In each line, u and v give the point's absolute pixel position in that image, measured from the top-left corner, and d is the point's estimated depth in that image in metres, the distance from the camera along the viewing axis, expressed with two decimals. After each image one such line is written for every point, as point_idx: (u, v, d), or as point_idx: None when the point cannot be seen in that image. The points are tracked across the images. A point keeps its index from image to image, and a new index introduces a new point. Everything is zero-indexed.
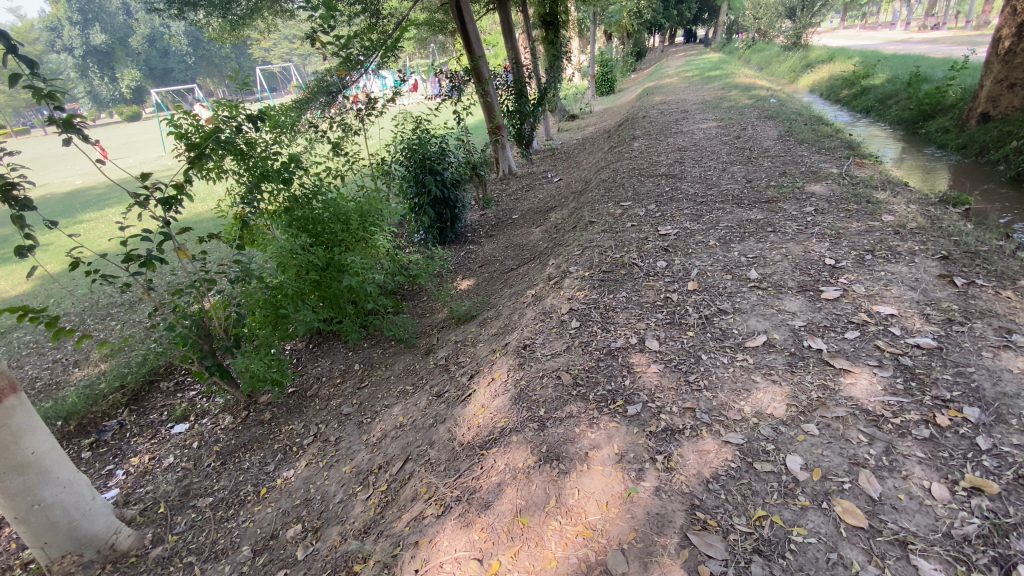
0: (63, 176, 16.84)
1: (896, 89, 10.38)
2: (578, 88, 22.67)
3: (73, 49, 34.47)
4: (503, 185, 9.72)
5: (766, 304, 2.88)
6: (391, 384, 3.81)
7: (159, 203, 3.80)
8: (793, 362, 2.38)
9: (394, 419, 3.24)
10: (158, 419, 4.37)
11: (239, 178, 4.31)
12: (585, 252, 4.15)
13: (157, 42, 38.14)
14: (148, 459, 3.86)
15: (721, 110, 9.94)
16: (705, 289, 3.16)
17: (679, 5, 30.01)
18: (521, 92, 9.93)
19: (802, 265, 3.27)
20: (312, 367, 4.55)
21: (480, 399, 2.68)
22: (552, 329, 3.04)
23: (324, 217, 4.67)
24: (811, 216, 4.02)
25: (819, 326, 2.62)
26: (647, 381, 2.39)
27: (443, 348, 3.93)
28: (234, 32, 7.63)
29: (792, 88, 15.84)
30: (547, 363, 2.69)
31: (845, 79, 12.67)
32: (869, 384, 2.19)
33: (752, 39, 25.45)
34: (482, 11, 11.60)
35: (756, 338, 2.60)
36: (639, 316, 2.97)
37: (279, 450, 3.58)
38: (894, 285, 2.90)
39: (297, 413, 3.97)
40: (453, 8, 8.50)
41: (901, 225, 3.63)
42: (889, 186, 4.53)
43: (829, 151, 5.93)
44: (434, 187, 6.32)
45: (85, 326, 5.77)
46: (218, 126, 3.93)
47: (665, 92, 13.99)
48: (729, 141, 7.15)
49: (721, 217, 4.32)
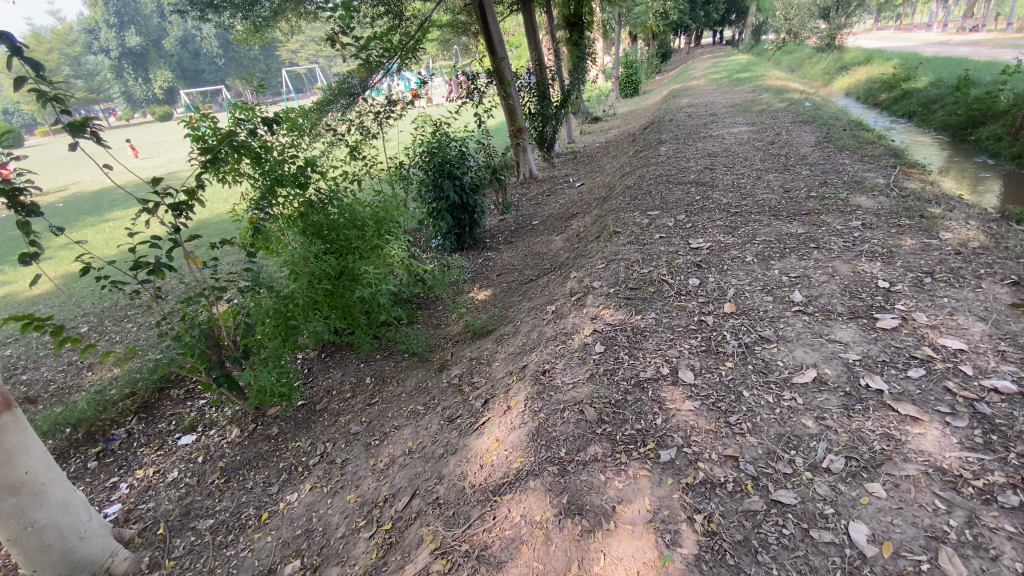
0: (94, 175, 17.31)
1: (941, 93, 9.85)
2: (601, 91, 22.40)
3: (109, 50, 35.80)
4: (524, 189, 9.49)
5: (814, 333, 2.60)
6: (402, 403, 3.61)
7: (169, 209, 3.66)
8: (849, 404, 2.10)
9: (403, 443, 3.04)
10: (165, 429, 4.26)
11: (253, 183, 4.18)
12: (610, 265, 3.90)
13: (190, 44, 39.19)
14: (152, 472, 3.74)
15: (753, 114, 9.54)
16: (744, 313, 2.89)
17: (708, 6, 29.41)
18: (544, 94, 9.70)
19: (853, 287, 2.97)
20: (323, 378, 4.39)
21: (494, 431, 2.46)
22: (574, 353, 2.81)
23: (339, 224, 4.52)
24: (858, 232, 3.70)
25: (877, 361, 2.33)
26: (681, 421, 2.14)
27: (458, 366, 3.71)
28: (258, 34, 7.58)
29: (827, 91, 15.27)
30: (567, 394, 2.46)
31: (884, 82, 12.12)
32: (942, 436, 1.90)
33: (782, 40, 24.71)
34: (505, 13, 11.43)
35: (805, 373, 2.32)
36: (671, 342, 2.72)
37: (284, 470, 3.41)
38: (960, 315, 2.59)
39: (304, 429, 3.80)
40: (476, 10, 8.33)
41: (962, 245, 3.29)
42: (944, 199, 4.16)
43: (873, 159, 5.55)
44: (452, 193, 6.14)
45: (102, 330, 5.76)
46: (233, 129, 3.80)
47: (692, 95, 13.60)
48: (763, 147, 6.81)
49: (757, 230, 4.03)
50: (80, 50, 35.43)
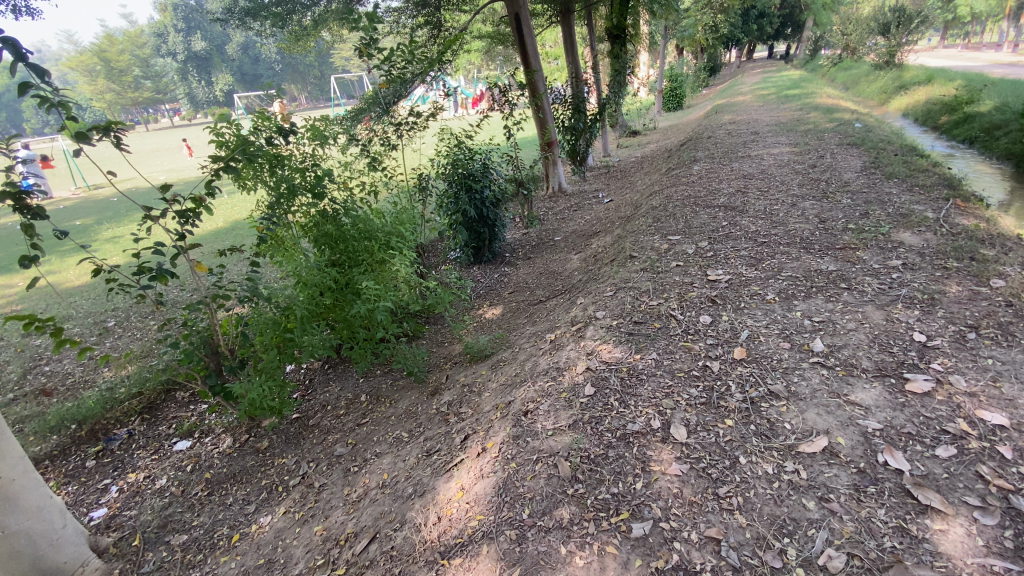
0: (150, 171, 18.24)
1: (1007, 118, 9.09)
2: (643, 104, 22.03)
3: (176, 54, 37.96)
4: (552, 203, 9.28)
5: (831, 392, 2.30)
6: (389, 426, 3.46)
7: (175, 215, 3.65)
8: (860, 485, 1.81)
9: (379, 474, 2.89)
10: (164, 432, 4.28)
11: (267, 192, 4.16)
12: (618, 294, 3.67)
13: (250, 50, 41.08)
14: (143, 477, 3.73)
15: (797, 134, 9.05)
16: (754, 360, 2.61)
17: (760, 20, 28.51)
18: (579, 108, 9.43)
19: (882, 339, 2.64)
20: (321, 392, 4.30)
21: (462, 477, 2.27)
22: (562, 394, 2.59)
23: (350, 235, 4.43)
24: (896, 272, 3.34)
25: (900, 433, 2.01)
26: (663, 488, 1.90)
27: (450, 391, 3.54)
28: (300, 42, 7.77)
29: (883, 112, 14.44)
30: (545, 442, 2.25)
31: (945, 104, 11.32)
32: (967, 537, 1.58)
33: (838, 57, 23.66)
34: (545, 24, 11.27)
35: (814, 440, 2.03)
36: (668, 389, 2.47)
37: (265, 488, 3.34)
38: (1006, 381, 2.23)
39: (292, 445, 3.72)
40: (512, 22, 8.22)
41: (1016, 294, 2.89)
42: (1001, 239, 3.71)
43: (924, 190, 5.08)
44: (471, 207, 6.01)
45: (127, 326, 5.94)
46: (248, 138, 3.78)
47: (735, 111, 13.09)
48: (803, 170, 6.40)
49: (783, 264, 3.71)
50: (151, 53, 37.80)
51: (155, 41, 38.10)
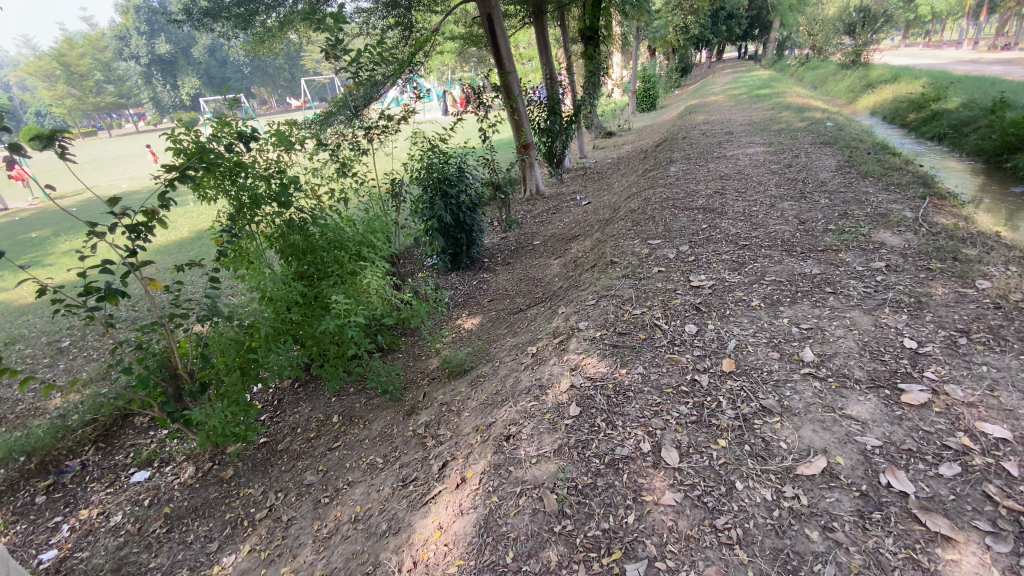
0: (112, 179, 17.51)
1: (974, 115, 9.32)
2: (618, 105, 22.10)
3: (139, 57, 36.69)
4: (530, 206, 9.13)
5: (826, 406, 2.20)
6: (363, 450, 3.26)
7: (125, 230, 3.37)
8: (864, 511, 1.70)
9: (352, 506, 2.69)
10: (122, 462, 3.98)
11: (228, 203, 3.89)
12: (600, 302, 3.54)
13: (217, 53, 39.98)
14: (97, 513, 3.44)
15: (771, 133, 9.12)
16: (744, 372, 2.50)
17: (729, 21, 28.94)
18: (554, 109, 9.32)
19: (873, 347, 2.56)
20: (290, 413, 4.06)
21: (440, 512, 2.10)
22: (545, 415, 2.44)
23: (318, 246, 4.18)
24: (881, 275, 3.29)
25: (901, 450, 1.91)
26: (656, 522, 1.76)
27: (427, 411, 3.35)
28: (265, 44, 7.47)
29: (852, 110, 14.76)
30: (529, 471, 2.09)
31: (912, 102, 11.58)
32: (982, 567, 1.48)
33: (806, 56, 24.15)
34: (518, 25, 11.12)
35: (812, 461, 1.92)
36: (657, 407, 2.33)
37: (229, 523, 3.11)
38: (1003, 390, 2.16)
39: (260, 473, 3.48)
40: (485, 22, 8.04)
41: (1003, 296, 2.85)
42: (980, 237, 3.70)
43: (900, 188, 5.10)
44: (447, 213, 5.82)
45: (83, 346, 5.58)
46: (206, 146, 3.51)
47: (708, 111, 13.20)
48: (779, 170, 6.40)
49: (767, 268, 3.64)
50: (112, 56, 36.48)
51: (116, 44, 36.80)
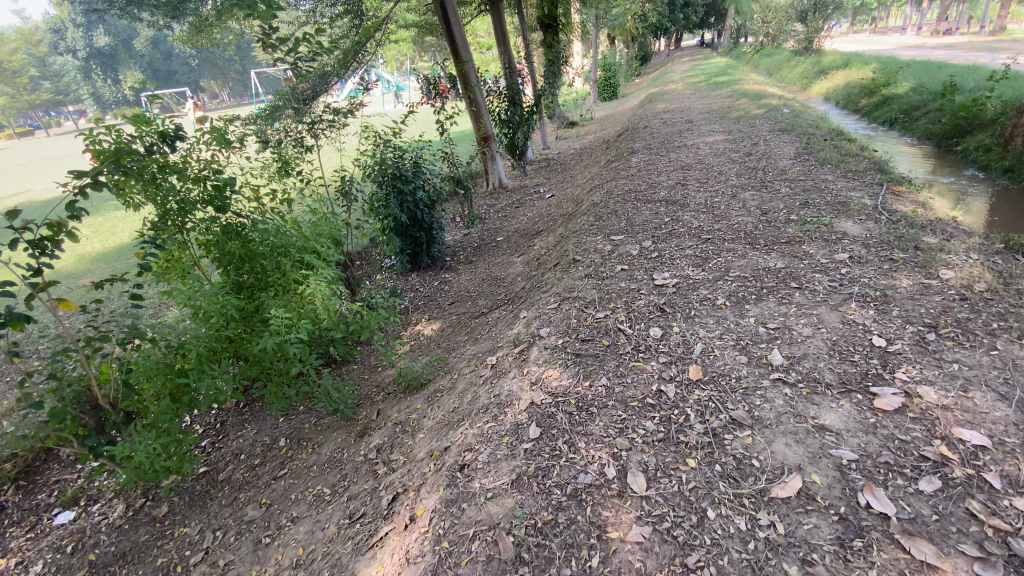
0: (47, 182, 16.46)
1: (924, 100, 9.56)
2: (579, 94, 21.96)
3: (76, 51, 34.59)
4: (493, 200, 8.87)
5: (797, 416, 2.06)
6: (311, 478, 2.99)
7: (29, 246, 2.91)
8: (844, 538, 1.56)
9: (294, 548, 2.44)
10: (44, 502, 3.57)
11: (154, 209, 3.46)
12: (562, 306, 3.34)
13: (160, 45, 37.86)
14: (14, 563, 3.01)
15: (731, 121, 9.11)
16: (711, 380, 2.35)
17: (686, 8, 29.13)
18: (514, 99, 9.04)
19: (842, 346, 2.45)
20: (233, 437, 3.74)
21: (387, 559, 1.88)
22: (503, 439, 2.23)
23: (259, 253, 3.83)
24: (845, 267, 3.21)
25: (878, 464, 1.79)
26: (623, 564, 1.59)
27: (379, 431, 3.10)
28: (203, 34, 6.94)
29: (806, 96, 15.07)
30: (486, 508, 1.88)
31: (864, 87, 11.86)
32: None
33: (761, 43, 24.59)
34: (474, 13, 10.74)
35: (787, 481, 1.77)
36: (622, 424, 2.16)
37: (161, 569, 2.79)
38: (975, 390, 2.08)
39: (198, 508, 3.17)
40: (438, 10, 7.66)
41: (967, 287, 2.81)
42: (939, 224, 3.70)
43: (857, 175, 5.10)
44: (402, 211, 5.50)
45: (6, 371, 5.08)
46: (124, 148, 3.07)
47: (668, 99, 13.18)
48: (740, 159, 6.34)
49: (732, 263, 3.52)
50: (45, 50, 34.20)
51: (50, 37, 34.44)
